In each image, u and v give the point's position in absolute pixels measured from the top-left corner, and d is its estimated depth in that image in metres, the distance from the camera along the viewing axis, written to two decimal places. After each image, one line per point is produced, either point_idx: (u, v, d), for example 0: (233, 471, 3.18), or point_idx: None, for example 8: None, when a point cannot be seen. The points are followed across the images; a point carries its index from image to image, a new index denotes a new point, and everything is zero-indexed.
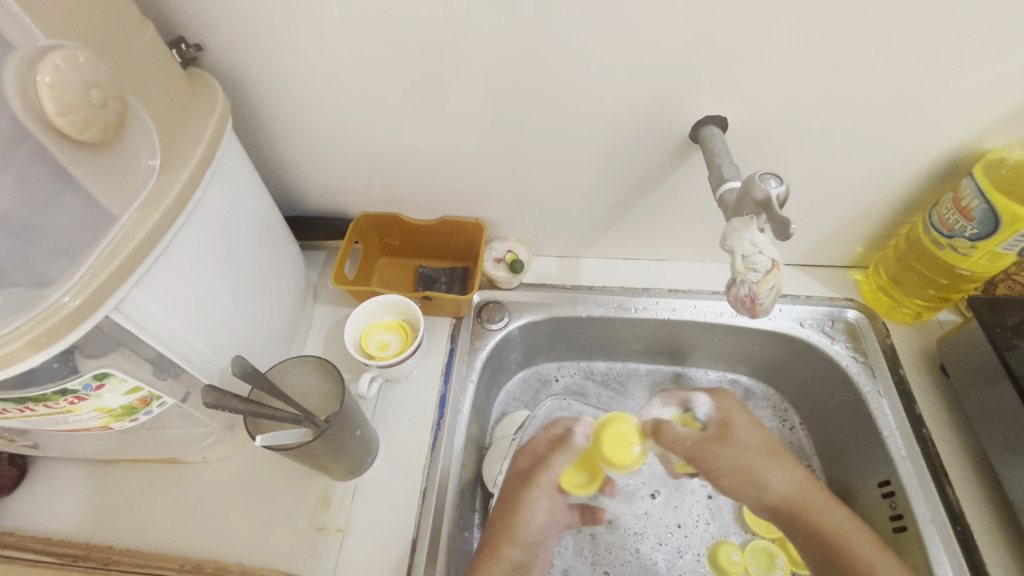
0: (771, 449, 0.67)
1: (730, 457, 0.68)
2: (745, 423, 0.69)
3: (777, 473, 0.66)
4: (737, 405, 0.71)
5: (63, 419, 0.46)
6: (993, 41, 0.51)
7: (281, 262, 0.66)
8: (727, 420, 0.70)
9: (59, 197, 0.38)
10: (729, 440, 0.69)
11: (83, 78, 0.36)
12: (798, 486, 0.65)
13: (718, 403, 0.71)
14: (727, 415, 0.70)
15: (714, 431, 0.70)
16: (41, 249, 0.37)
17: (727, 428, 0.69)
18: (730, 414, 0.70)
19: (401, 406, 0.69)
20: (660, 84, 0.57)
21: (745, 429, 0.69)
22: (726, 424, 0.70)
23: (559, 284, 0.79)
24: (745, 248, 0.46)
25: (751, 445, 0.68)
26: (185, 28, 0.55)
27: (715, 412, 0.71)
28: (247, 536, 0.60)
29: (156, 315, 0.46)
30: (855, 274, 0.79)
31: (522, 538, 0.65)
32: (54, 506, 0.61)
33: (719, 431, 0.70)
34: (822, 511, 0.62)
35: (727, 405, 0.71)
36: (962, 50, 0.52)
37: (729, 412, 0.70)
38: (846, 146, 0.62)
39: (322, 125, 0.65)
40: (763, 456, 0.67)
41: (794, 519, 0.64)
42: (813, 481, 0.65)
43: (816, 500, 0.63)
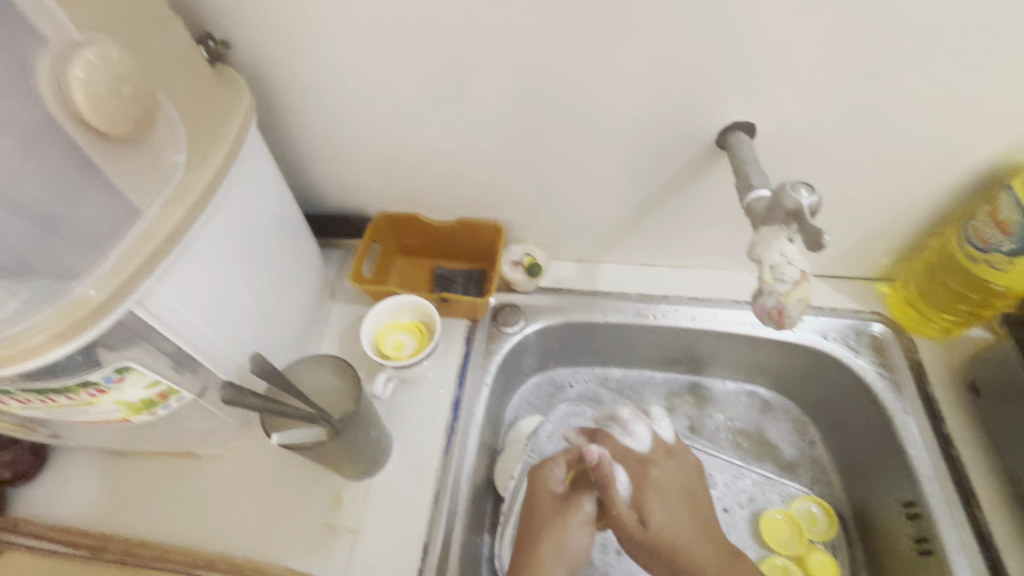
0: (688, 501, 0.63)
1: (657, 507, 0.61)
2: (665, 488, 0.63)
3: (688, 533, 0.60)
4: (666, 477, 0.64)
5: (84, 410, 0.47)
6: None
7: (300, 260, 0.66)
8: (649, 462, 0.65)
9: (86, 187, 0.38)
10: (648, 488, 0.63)
11: (114, 73, 0.36)
12: (694, 553, 0.59)
13: (649, 455, 0.66)
14: (649, 478, 0.64)
15: (635, 467, 0.65)
16: (66, 241, 0.38)
17: (637, 482, 0.64)
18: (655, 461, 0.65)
19: (415, 407, 0.68)
20: (687, 88, 0.56)
21: (666, 499, 0.62)
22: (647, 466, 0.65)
23: (576, 288, 0.79)
24: (774, 259, 0.45)
25: (676, 538, 0.60)
26: (212, 25, 0.55)
27: (642, 456, 0.66)
28: (258, 533, 0.60)
29: (178, 310, 0.46)
30: (882, 287, 0.76)
31: (569, 559, 0.60)
32: (69, 495, 0.62)
33: (637, 467, 0.65)
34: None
35: (654, 478, 0.64)
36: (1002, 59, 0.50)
37: (653, 481, 0.63)
38: (877, 154, 0.60)
39: (344, 124, 0.65)
40: (679, 502, 0.62)
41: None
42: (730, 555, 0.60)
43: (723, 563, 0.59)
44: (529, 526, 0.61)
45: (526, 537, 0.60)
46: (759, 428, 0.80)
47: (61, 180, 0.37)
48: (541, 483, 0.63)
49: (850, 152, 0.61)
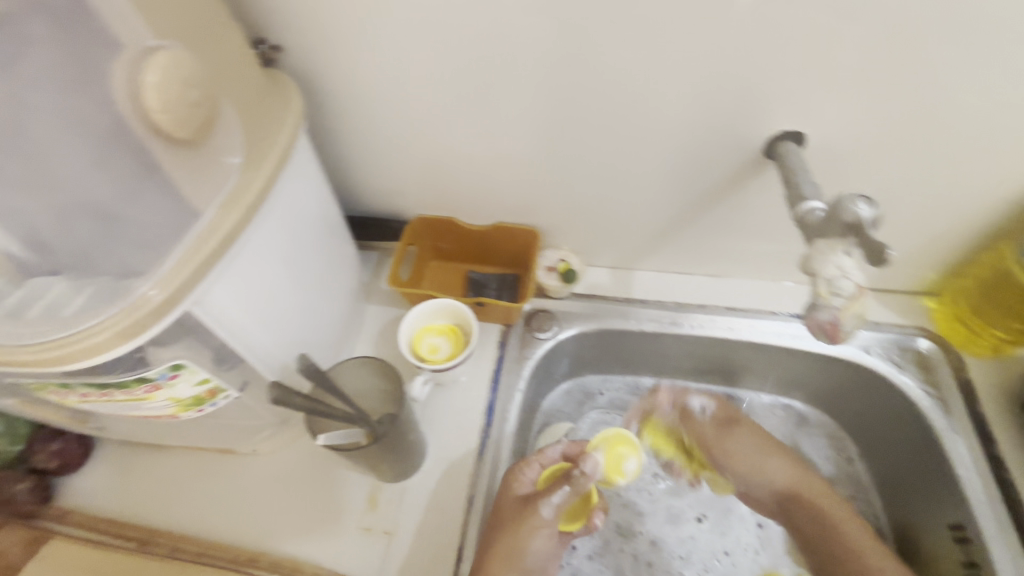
0: (762, 439, 0.70)
1: (741, 448, 0.70)
2: (749, 437, 0.70)
3: (775, 466, 0.68)
4: (747, 419, 0.72)
5: (136, 406, 0.48)
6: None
7: (341, 261, 0.67)
8: (733, 417, 0.72)
9: (144, 190, 0.40)
10: (730, 437, 0.70)
11: (184, 77, 0.37)
12: (789, 479, 0.68)
13: (723, 412, 0.72)
14: (729, 426, 0.71)
15: (716, 427, 0.71)
16: (127, 244, 0.40)
17: (732, 428, 0.71)
18: (735, 414, 0.72)
19: (449, 411, 0.68)
20: (735, 96, 0.56)
21: (751, 444, 0.70)
22: (731, 421, 0.71)
23: (610, 295, 0.78)
24: (831, 272, 0.43)
25: (772, 472, 0.68)
26: (265, 29, 0.56)
27: (716, 413, 0.72)
28: (295, 532, 0.60)
29: (230, 310, 0.47)
30: (928, 301, 0.73)
31: (523, 563, 0.57)
32: (114, 488, 0.63)
33: (720, 423, 0.71)
34: (833, 513, 0.65)
35: (720, 415, 0.72)
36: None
37: (738, 426, 0.71)
38: (931, 166, 0.59)
39: (387, 127, 0.66)
40: (756, 440, 0.70)
41: (798, 505, 0.67)
42: (807, 472, 0.68)
43: (812, 491, 0.67)
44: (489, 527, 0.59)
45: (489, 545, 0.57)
46: (794, 442, 0.78)
47: (115, 180, 0.39)
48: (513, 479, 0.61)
49: (903, 163, 0.59)
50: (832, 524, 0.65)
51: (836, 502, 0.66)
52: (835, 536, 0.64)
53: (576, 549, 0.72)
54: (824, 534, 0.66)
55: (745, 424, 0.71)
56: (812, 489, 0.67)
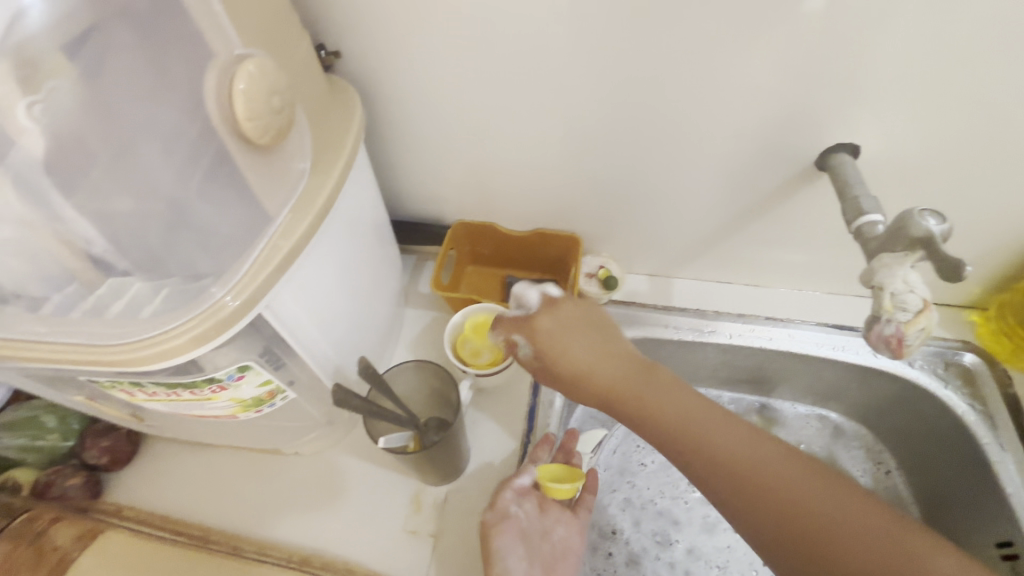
0: (571, 316, 0.56)
1: (560, 383, 0.54)
2: (552, 326, 0.55)
3: (588, 352, 0.53)
4: (572, 309, 0.57)
5: (199, 405, 0.48)
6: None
7: (386, 265, 0.67)
8: (533, 324, 0.56)
9: (220, 192, 0.41)
10: (551, 365, 0.54)
11: (269, 85, 0.38)
12: (618, 375, 0.52)
13: (532, 328, 0.56)
14: (538, 334, 0.55)
15: (537, 363, 0.55)
16: (196, 246, 0.41)
17: (542, 346, 0.55)
18: (538, 332, 0.55)
19: (490, 416, 0.69)
20: (790, 108, 0.56)
21: (557, 341, 0.54)
22: (544, 349, 0.54)
23: (649, 302, 0.78)
24: (896, 286, 0.43)
25: (580, 361, 0.53)
26: (326, 36, 0.57)
27: (534, 346, 0.55)
28: (341, 534, 0.61)
29: (294, 313, 0.47)
30: (972, 316, 0.73)
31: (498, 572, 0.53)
32: (163, 484, 0.64)
33: (540, 313, 0.57)
34: (762, 465, 0.46)
35: (538, 325, 0.56)
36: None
37: (540, 329, 0.55)
38: (984, 179, 0.59)
39: (436, 133, 0.66)
40: (558, 324, 0.55)
41: (624, 404, 0.50)
42: (668, 377, 0.51)
43: (681, 414, 0.49)
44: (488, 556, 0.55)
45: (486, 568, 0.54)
46: (831, 454, 0.78)
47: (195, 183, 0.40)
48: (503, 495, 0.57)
49: (955, 176, 0.59)
50: (769, 493, 0.45)
51: (778, 451, 0.47)
52: (769, 493, 0.45)
53: (613, 557, 0.71)
54: (739, 493, 0.46)
55: (564, 304, 0.57)
56: (633, 384, 0.51)
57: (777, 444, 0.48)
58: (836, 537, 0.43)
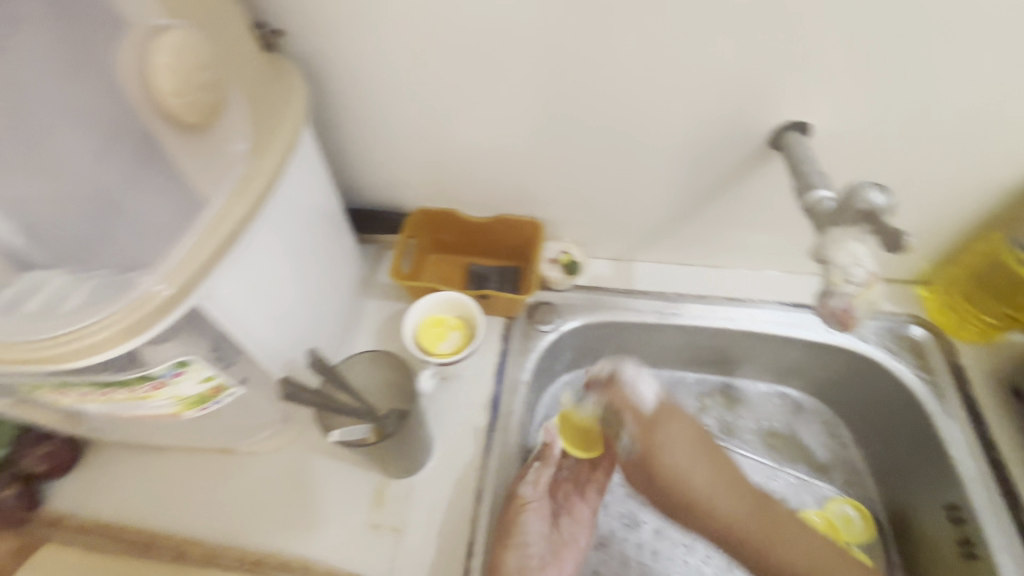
0: (694, 437, 0.63)
1: (655, 493, 0.64)
2: (675, 442, 0.62)
3: (725, 505, 0.61)
4: (680, 431, 0.63)
5: (137, 405, 0.46)
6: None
7: (342, 256, 0.65)
8: (654, 449, 0.62)
9: (145, 176, 0.38)
10: (656, 476, 0.62)
11: (194, 59, 0.36)
12: (729, 517, 0.61)
13: (652, 438, 0.62)
14: (659, 449, 0.62)
15: (642, 461, 0.63)
16: (139, 232, 0.38)
17: (655, 464, 0.62)
18: (653, 426, 0.63)
19: (454, 405, 0.67)
20: (745, 86, 0.56)
21: (678, 463, 0.61)
22: (654, 460, 0.62)
23: (613, 287, 0.78)
24: (844, 259, 0.44)
25: (698, 487, 0.61)
26: (266, 12, 0.54)
27: (640, 449, 0.63)
28: (299, 532, 0.59)
29: (239, 306, 0.45)
30: (919, 290, 0.75)
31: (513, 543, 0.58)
32: (109, 492, 0.61)
33: (661, 415, 0.63)
34: (783, 541, 0.61)
35: (663, 438, 0.62)
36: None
37: (662, 449, 0.62)
38: (929, 158, 0.60)
39: (390, 116, 0.64)
40: (689, 449, 0.62)
41: (738, 546, 0.62)
42: (759, 507, 0.62)
43: (770, 519, 0.61)
44: (500, 525, 0.59)
45: (498, 536, 0.58)
46: (792, 430, 0.79)
47: (118, 169, 0.38)
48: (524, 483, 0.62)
49: (902, 153, 0.60)
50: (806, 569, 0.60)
51: (798, 535, 0.61)
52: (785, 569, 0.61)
53: None
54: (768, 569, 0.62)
55: (681, 418, 0.64)
56: (770, 528, 0.61)
57: (796, 521, 0.62)
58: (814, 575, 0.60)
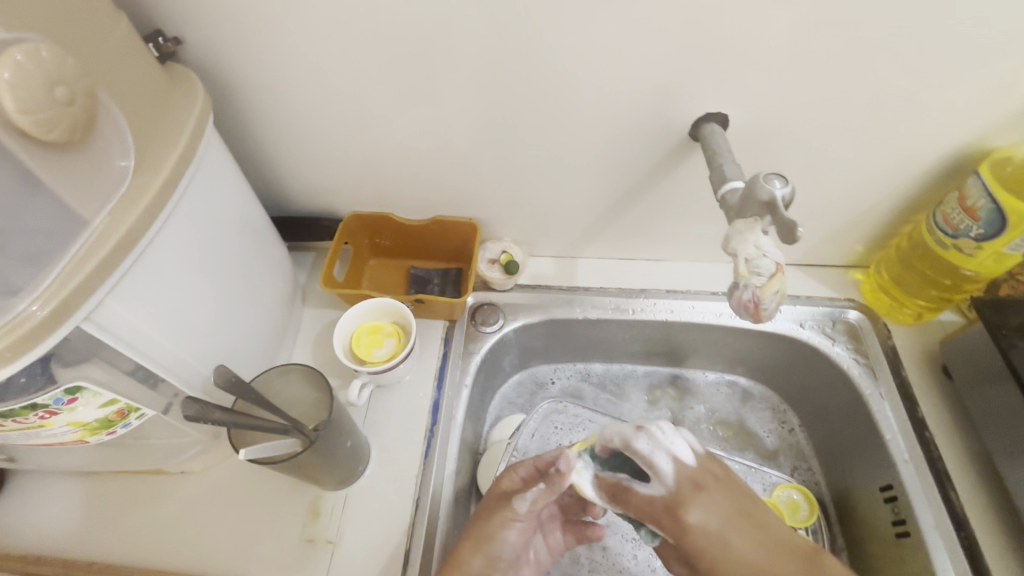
0: (730, 506, 0.45)
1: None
2: (710, 522, 0.44)
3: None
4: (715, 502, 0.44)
5: (36, 434, 0.45)
6: (1014, 34, 0.48)
7: (268, 266, 0.64)
8: (680, 506, 0.45)
9: (25, 202, 0.35)
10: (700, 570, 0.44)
11: (46, 74, 0.34)
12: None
13: (683, 526, 0.44)
14: (689, 536, 0.44)
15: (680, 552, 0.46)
16: (12, 256, 0.35)
17: (695, 553, 0.44)
18: (676, 511, 0.45)
19: (392, 412, 0.67)
20: (658, 85, 0.54)
21: (717, 541, 0.43)
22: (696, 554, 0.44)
23: (555, 284, 0.78)
24: (749, 251, 0.45)
25: (749, 561, 0.42)
26: (162, 21, 0.52)
27: (671, 540, 0.45)
28: (233, 549, 0.58)
29: (131, 324, 0.44)
30: (856, 274, 0.77)
31: (490, 552, 0.52)
32: (40, 521, 0.60)
33: (686, 492, 0.45)
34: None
35: (697, 524, 0.44)
36: (985, 41, 0.48)
37: (697, 536, 0.43)
38: (851, 147, 0.60)
39: (308, 122, 0.62)
40: (729, 522, 0.44)
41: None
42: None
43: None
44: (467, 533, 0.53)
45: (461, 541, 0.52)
46: (740, 418, 0.80)
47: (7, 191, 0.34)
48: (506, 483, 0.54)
49: (826, 142, 0.59)
50: None
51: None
52: None
53: None
54: None
55: (713, 489, 0.45)
56: None
57: None
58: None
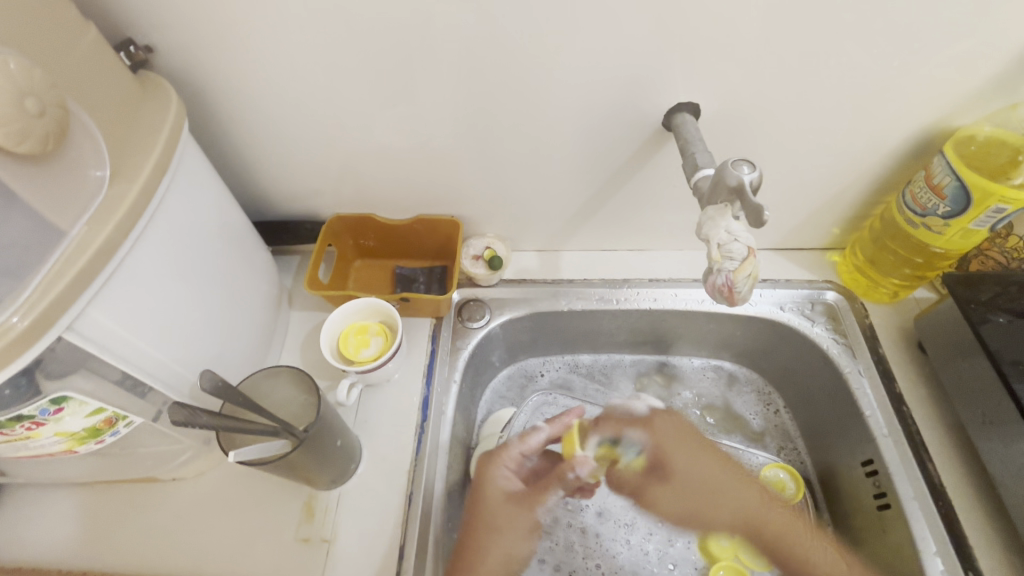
0: (693, 439, 0.70)
1: (673, 502, 0.69)
2: (676, 441, 0.69)
3: (728, 502, 0.67)
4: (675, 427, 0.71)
5: (23, 445, 0.45)
6: (970, 14, 0.49)
7: (252, 271, 0.64)
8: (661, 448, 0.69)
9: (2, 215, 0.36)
10: (671, 485, 0.69)
11: (14, 86, 0.35)
12: (743, 515, 0.66)
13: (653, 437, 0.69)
14: (665, 451, 0.69)
15: (651, 471, 0.69)
16: None
17: (666, 461, 0.69)
18: (666, 453, 0.69)
19: (383, 410, 0.67)
20: (631, 76, 0.55)
21: (694, 470, 0.68)
22: (664, 462, 0.69)
23: (540, 278, 0.79)
24: (721, 236, 0.46)
25: (716, 481, 0.68)
26: (132, 29, 0.52)
27: (649, 451, 0.69)
28: (228, 552, 0.58)
29: (115, 332, 0.44)
30: (834, 256, 0.79)
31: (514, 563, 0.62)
32: (29, 534, 0.60)
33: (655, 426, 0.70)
34: (783, 529, 0.65)
35: (661, 437, 0.69)
36: (942, 23, 0.50)
37: (667, 447, 0.69)
38: (820, 132, 0.61)
39: (285, 126, 0.62)
40: (689, 449, 0.69)
41: (755, 533, 0.66)
42: (768, 502, 0.67)
43: (773, 516, 0.66)
44: (470, 538, 0.59)
45: (470, 543, 0.59)
46: (726, 402, 0.81)
47: None
48: (489, 478, 0.62)
49: (796, 128, 0.60)
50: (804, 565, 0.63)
51: (774, 512, 0.66)
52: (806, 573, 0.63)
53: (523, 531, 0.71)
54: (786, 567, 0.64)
55: (670, 420, 0.71)
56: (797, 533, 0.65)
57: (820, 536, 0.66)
58: (796, 554, 0.64)
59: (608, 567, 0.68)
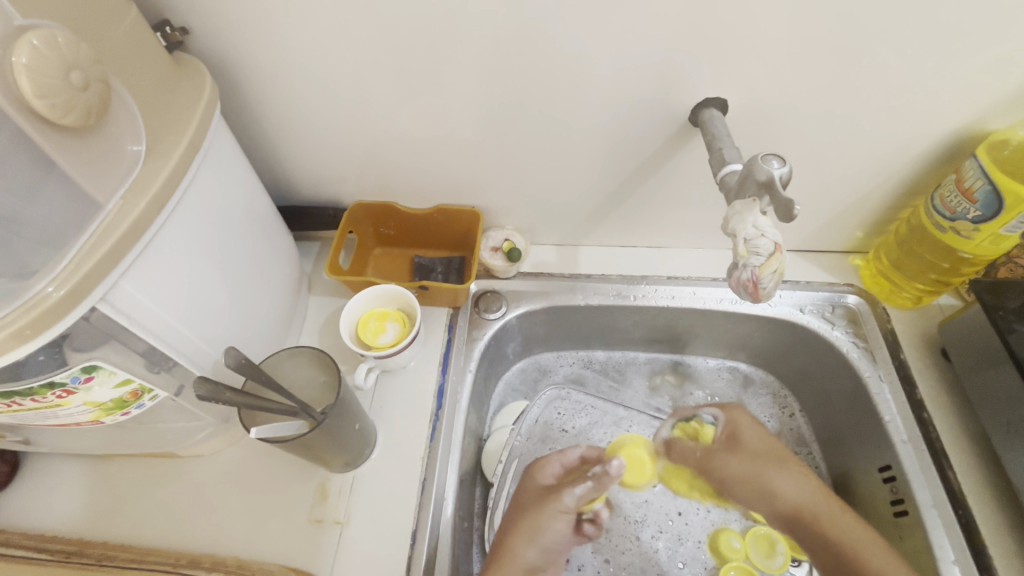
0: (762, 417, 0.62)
1: (740, 469, 0.59)
2: (750, 419, 0.61)
3: (788, 480, 0.56)
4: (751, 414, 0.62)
5: (52, 413, 0.47)
6: (1014, 13, 0.48)
7: (275, 254, 0.65)
8: (735, 428, 0.61)
9: (43, 186, 0.37)
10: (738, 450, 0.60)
11: (62, 59, 0.35)
12: (811, 497, 0.55)
13: (728, 415, 0.63)
14: (737, 422, 0.61)
15: (723, 442, 0.62)
16: (27, 240, 0.37)
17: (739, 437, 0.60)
18: (737, 423, 0.61)
19: (398, 396, 0.68)
20: (660, 70, 0.55)
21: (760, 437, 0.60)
22: (735, 434, 0.61)
23: (557, 272, 0.79)
24: (748, 231, 0.46)
25: (779, 451, 0.59)
26: (169, 10, 0.52)
27: (723, 424, 0.62)
28: (241, 529, 0.59)
29: (145, 305, 0.45)
30: (855, 260, 0.78)
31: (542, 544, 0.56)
32: (47, 503, 0.61)
33: (736, 422, 0.62)
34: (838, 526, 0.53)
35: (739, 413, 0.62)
36: (984, 22, 0.49)
37: (739, 420, 0.62)
38: (849, 133, 0.60)
39: (312, 111, 0.63)
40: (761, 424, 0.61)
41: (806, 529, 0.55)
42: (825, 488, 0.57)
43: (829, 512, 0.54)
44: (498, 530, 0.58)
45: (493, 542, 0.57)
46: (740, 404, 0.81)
47: (20, 176, 0.35)
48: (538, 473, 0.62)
49: (823, 128, 0.60)
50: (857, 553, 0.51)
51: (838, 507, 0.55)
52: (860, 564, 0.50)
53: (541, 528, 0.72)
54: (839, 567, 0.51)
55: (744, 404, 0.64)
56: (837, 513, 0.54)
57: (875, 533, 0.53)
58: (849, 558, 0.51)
59: (617, 563, 0.68)
